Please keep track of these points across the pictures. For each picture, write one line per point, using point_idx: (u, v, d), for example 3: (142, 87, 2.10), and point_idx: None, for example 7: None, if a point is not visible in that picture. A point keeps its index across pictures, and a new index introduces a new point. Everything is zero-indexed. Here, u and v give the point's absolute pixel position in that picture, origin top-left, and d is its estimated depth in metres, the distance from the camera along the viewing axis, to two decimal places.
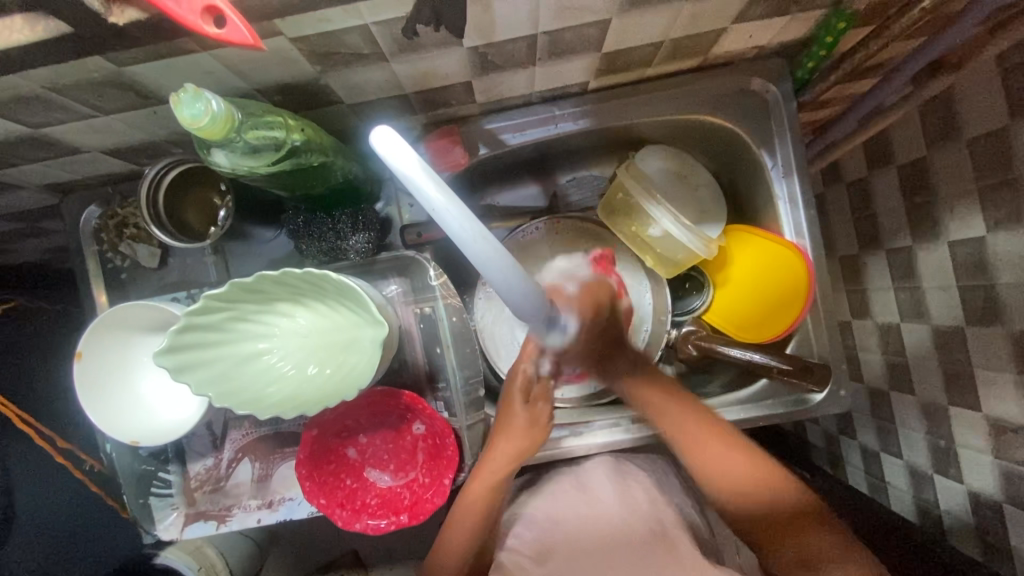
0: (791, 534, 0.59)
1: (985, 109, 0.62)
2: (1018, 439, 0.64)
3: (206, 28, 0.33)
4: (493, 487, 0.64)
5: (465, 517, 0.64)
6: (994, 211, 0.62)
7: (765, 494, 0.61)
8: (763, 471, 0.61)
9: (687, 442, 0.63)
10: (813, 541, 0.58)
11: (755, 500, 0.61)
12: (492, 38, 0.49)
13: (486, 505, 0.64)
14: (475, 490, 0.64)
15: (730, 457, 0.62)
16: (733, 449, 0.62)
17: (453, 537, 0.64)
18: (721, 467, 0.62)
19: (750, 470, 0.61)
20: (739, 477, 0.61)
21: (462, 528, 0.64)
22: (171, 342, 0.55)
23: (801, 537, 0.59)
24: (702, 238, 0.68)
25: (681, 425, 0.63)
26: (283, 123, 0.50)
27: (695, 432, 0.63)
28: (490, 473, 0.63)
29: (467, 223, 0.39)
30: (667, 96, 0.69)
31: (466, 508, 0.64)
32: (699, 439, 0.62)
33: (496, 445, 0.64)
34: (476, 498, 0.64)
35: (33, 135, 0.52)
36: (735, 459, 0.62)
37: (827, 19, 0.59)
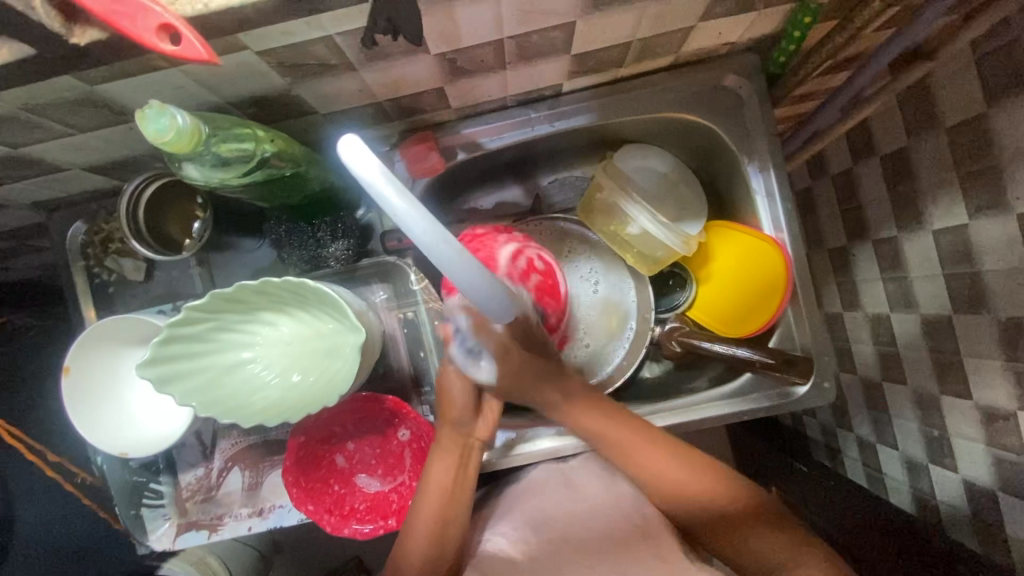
0: (736, 534, 0.58)
1: (961, 96, 0.62)
2: (1009, 427, 0.64)
3: (161, 44, 0.34)
4: (453, 465, 0.62)
5: (427, 499, 0.60)
6: (975, 198, 0.62)
7: (705, 496, 0.60)
8: (703, 474, 0.60)
9: (621, 453, 0.61)
10: (755, 541, 0.57)
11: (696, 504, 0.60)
12: (459, 43, 0.50)
13: (443, 504, 0.60)
14: (436, 468, 0.61)
15: (665, 462, 0.60)
16: (669, 455, 0.60)
17: (416, 521, 0.60)
18: (660, 476, 0.60)
19: (688, 472, 0.60)
20: (677, 479, 0.60)
21: (427, 509, 0.60)
22: (153, 353, 0.55)
23: (740, 536, 0.58)
24: (680, 235, 0.68)
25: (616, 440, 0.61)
26: (253, 135, 0.51)
27: (630, 442, 0.61)
28: (447, 449, 0.61)
29: (429, 227, 0.39)
30: (642, 95, 0.70)
31: (429, 491, 0.60)
32: (634, 450, 0.61)
33: (445, 423, 0.62)
34: (440, 478, 0.61)
35: (13, 155, 0.53)
36: (671, 465, 0.60)
37: (793, 13, 0.59)
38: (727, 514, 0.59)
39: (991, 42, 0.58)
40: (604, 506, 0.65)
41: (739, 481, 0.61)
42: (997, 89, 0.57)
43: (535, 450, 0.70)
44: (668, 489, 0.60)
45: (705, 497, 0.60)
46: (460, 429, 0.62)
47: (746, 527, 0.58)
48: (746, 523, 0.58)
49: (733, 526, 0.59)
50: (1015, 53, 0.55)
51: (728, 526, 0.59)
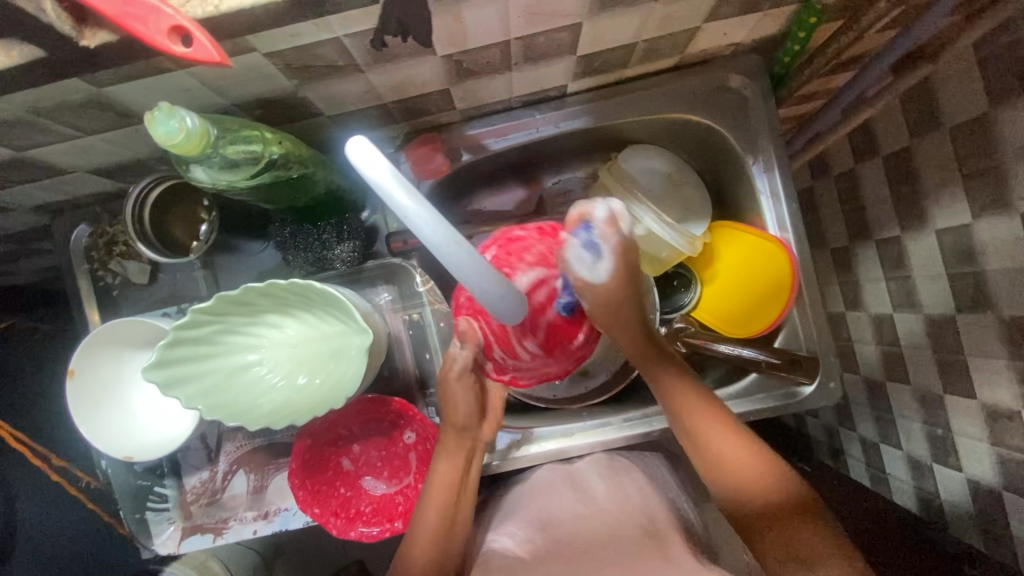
0: (790, 533, 0.57)
1: (963, 96, 0.62)
2: (1013, 426, 0.64)
3: (172, 47, 0.34)
4: (456, 467, 0.61)
5: (432, 501, 0.60)
6: (979, 198, 0.63)
7: (768, 489, 0.59)
8: (771, 470, 0.59)
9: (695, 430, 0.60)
10: (806, 539, 0.56)
11: (757, 496, 0.58)
12: (465, 45, 0.50)
13: (448, 501, 0.61)
14: (440, 469, 0.61)
15: (740, 452, 0.59)
16: (746, 445, 0.60)
17: (422, 523, 0.60)
18: (724, 458, 0.59)
19: (758, 465, 0.59)
20: (745, 471, 0.59)
21: (431, 510, 0.60)
22: (159, 356, 0.55)
23: (793, 535, 0.57)
24: (685, 236, 0.69)
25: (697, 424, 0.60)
26: (261, 137, 0.51)
27: (710, 426, 0.60)
28: (450, 450, 0.62)
29: (440, 228, 0.39)
30: (646, 95, 0.70)
31: (433, 492, 0.60)
32: (708, 429, 0.60)
33: (447, 424, 0.61)
34: (444, 475, 0.61)
35: (19, 158, 0.53)
36: (745, 456, 0.59)
37: (798, 13, 0.59)
38: (783, 511, 0.58)
39: (995, 42, 0.58)
40: (611, 507, 0.65)
41: (798, 481, 0.60)
42: (1001, 89, 0.58)
43: (542, 451, 0.69)
44: (735, 480, 0.59)
45: (767, 492, 0.59)
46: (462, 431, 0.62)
47: (800, 526, 0.57)
48: (800, 521, 0.57)
49: (787, 525, 0.57)
50: (1020, 52, 0.55)
51: (783, 523, 0.57)
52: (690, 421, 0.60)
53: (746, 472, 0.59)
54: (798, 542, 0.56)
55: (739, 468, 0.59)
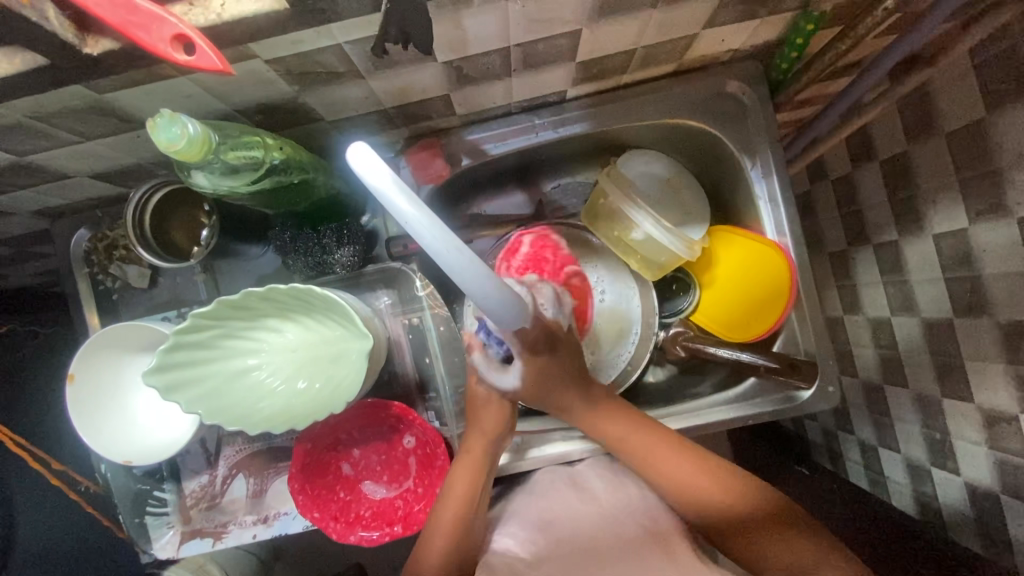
0: (754, 540, 0.58)
1: (960, 102, 0.62)
2: (1012, 429, 0.64)
3: (175, 55, 0.34)
4: (476, 473, 0.62)
5: (449, 504, 0.60)
6: (975, 203, 0.63)
7: (724, 500, 0.60)
8: (723, 481, 0.60)
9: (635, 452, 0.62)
10: (773, 545, 0.57)
11: (711, 509, 0.60)
12: (466, 51, 0.50)
13: (467, 508, 0.61)
14: (460, 474, 0.61)
15: (686, 469, 0.60)
16: (690, 461, 0.61)
17: (437, 527, 0.60)
18: (673, 475, 0.61)
19: (708, 478, 0.60)
20: (697, 485, 0.60)
21: (448, 515, 0.60)
22: (159, 360, 0.55)
23: (767, 539, 0.57)
24: (683, 239, 0.68)
25: (637, 445, 0.62)
26: (261, 142, 0.51)
27: (653, 448, 0.62)
28: (473, 455, 0.62)
29: (439, 234, 0.39)
30: (645, 100, 0.70)
31: (452, 497, 0.60)
32: (648, 447, 0.62)
33: (475, 430, 0.63)
34: (461, 481, 0.61)
35: (20, 163, 0.53)
36: (692, 473, 0.60)
37: (795, 20, 0.60)
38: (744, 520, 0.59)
39: (991, 49, 0.58)
40: (611, 511, 0.65)
41: (759, 488, 0.60)
42: (997, 95, 0.58)
43: (543, 456, 0.71)
44: (686, 496, 0.61)
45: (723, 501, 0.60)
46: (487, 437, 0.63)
47: (766, 534, 0.58)
48: (765, 527, 0.58)
49: (752, 533, 0.58)
50: (1015, 60, 0.56)
51: (744, 532, 0.59)
52: (625, 444, 0.62)
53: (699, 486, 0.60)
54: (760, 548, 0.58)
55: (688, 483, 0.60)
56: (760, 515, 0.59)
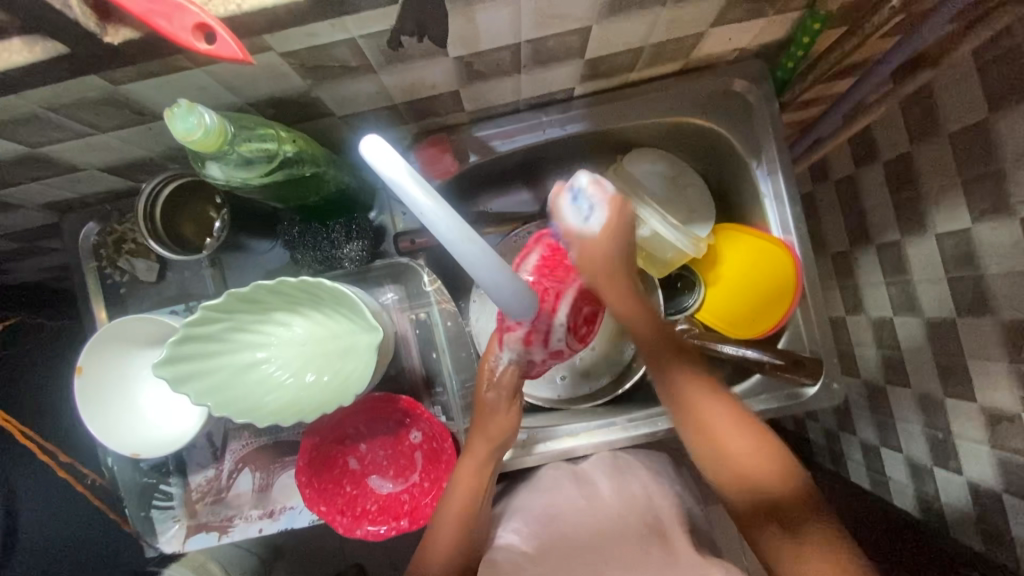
0: (796, 524, 0.57)
1: (964, 102, 0.63)
2: (1014, 428, 0.65)
3: (196, 44, 0.34)
4: (480, 477, 0.62)
5: (454, 506, 0.61)
6: (978, 202, 0.64)
7: (773, 475, 0.58)
8: (774, 455, 0.59)
9: (702, 422, 0.60)
10: (812, 528, 0.56)
11: (762, 484, 0.58)
12: (476, 47, 0.51)
13: (467, 507, 0.61)
14: (464, 477, 0.62)
15: (745, 437, 0.59)
16: (748, 429, 0.59)
17: (441, 526, 0.60)
18: (734, 452, 0.59)
19: (761, 451, 0.59)
20: (751, 458, 0.59)
21: (450, 514, 0.61)
22: (169, 353, 0.56)
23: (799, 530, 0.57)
24: (690, 237, 0.71)
25: (698, 404, 0.60)
26: (275, 135, 0.51)
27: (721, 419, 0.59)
28: (478, 459, 0.63)
29: (455, 225, 0.40)
30: (652, 99, 0.71)
31: (454, 496, 0.61)
32: (718, 420, 0.59)
33: (479, 434, 0.63)
34: (465, 482, 0.62)
35: (32, 154, 0.54)
36: (750, 443, 0.59)
37: (802, 20, 0.60)
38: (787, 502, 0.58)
39: (995, 49, 0.59)
40: (616, 505, 0.65)
41: (798, 468, 0.60)
42: (1001, 95, 0.59)
43: (548, 450, 0.70)
44: (739, 467, 0.59)
45: (772, 477, 0.58)
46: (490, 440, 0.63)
47: (805, 516, 0.57)
48: (806, 510, 0.57)
49: (790, 517, 0.57)
50: (1019, 60, 0.56)
51: (789, 516, 0.57)
52: (696, 412, 0.60)
53: (755, 467, 0.59)
54: (801, 536, 0.57)
55: (748, 463, 0.58)
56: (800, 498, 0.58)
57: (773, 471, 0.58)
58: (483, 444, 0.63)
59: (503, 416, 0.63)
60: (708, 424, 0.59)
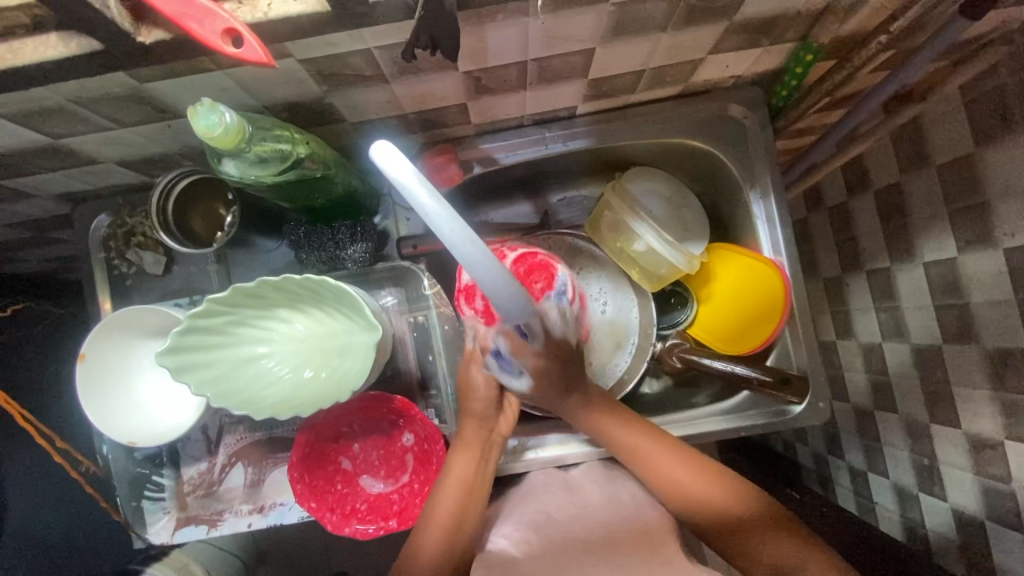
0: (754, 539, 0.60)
1: (949, 135, 0.66)
2: (997, 456, 0.66)
3: (224, 47, 0.37)
4: (470, 463, 0.64)
5: (447, 491, 0.63)
6: (963, 233, 0.66)
7: (713, 499, 0.63)
8: (707, 479, 0.63)
9: (639, 459, 0.65)
10: (761, 542, 0.60)
11: (710, 511, 0.62)
12: (486, 63, 0.53)
13: (459, 495, 0.63)
14: (457, 462, 0.63)
15: (684, 471, 0.64)
16: (683, 462, 0.64)
17: (432, 517, 0.62)
18: (672, 480, 0.64)
19: (703, 479, 0.63)
20: (695, 488, 0.63)
21: (444, 505, 0.62)
22: (173, 343, 0.57)
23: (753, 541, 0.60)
24: (684, 253, 0.71)
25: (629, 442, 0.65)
26: (290, 136, 0.53)
27: (651, 454, 0.64)
28: (467, 443, 0.64)
29: (457, 226, 0.42)
30: (651, 119, 0.73)
31: (446, 485, 0.63)
32: (649, 455, 0.64)
33: (467, 417, 0.65)
34: (457, 466, 0.63)
35: (53, 145, 0.56)
36: (690, 473, 0.63)
37: (796, 50, 0.63)
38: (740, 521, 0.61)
39: (979, 87, 0.62)
40: (606, 511, 0.66)
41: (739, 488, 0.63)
42: (985, 130, 0.61)
43: (539, 458, 0.73)
44: (683, 497, 0.64)
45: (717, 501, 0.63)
46: (481, 423, 0.65)
47: (759, 532, 0.60)
48: (752, 526, 0.61)
49: (739, 531, 0.61)
50: (1001, 98, 0.59)
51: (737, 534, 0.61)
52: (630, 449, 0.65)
53: (692, 491, 0.63)
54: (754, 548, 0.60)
55: (684, 487, 0.63)
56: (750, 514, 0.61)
57: (710, 493, 0.63)
58: (474, 426, 0.65)
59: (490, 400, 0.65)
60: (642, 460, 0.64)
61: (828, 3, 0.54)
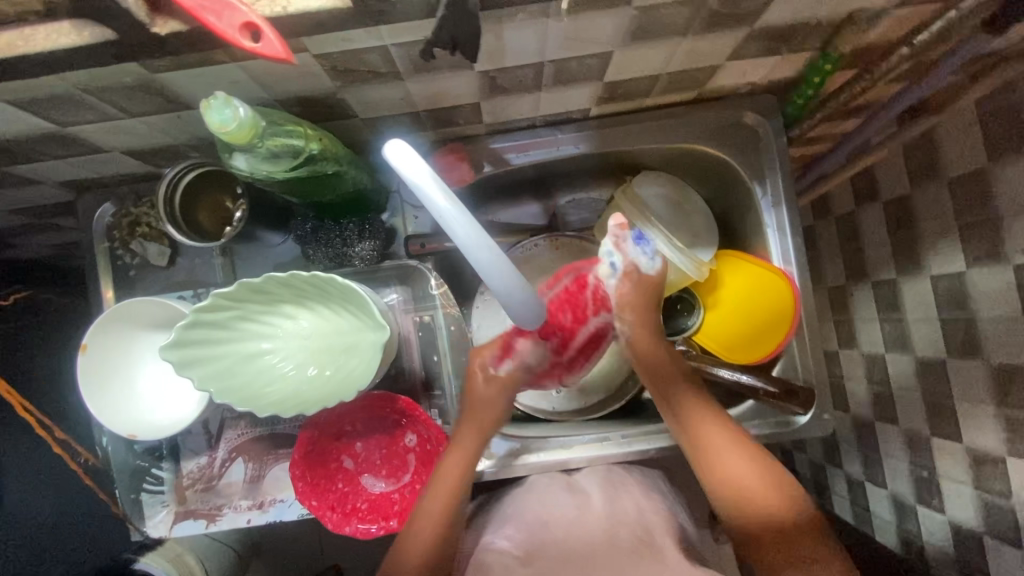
0: (798, 553, 0.56)
1: (964, 151, 0.65)
2: (998, 471, 0.66)
3: (242, 41, 0.36)
4: (465, 465, 0.63)
5: (437, 491, 0.61)
6: (973, 248, 0.65)
7: (768, 500, 0.59)
8: (768, 478, 0.60)
9: (704, 445, 0.62)
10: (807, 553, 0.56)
11: (764, 512, 0.59)
12: (502, 63, 0.52)
13: (450, 499, 0.61)
14: (449, 466, 0.62)
15: (743, 466, 0.60)
16: (746, 456, 0.61)
17: (422, 519, 0.60)
18: (731, 472, 0.60)
19: (762, 477, 0.60)
20: (751, 486, 0.60)
21: (434, 508, 0.61)
22: (178, 336, 0.56)
23: (796, 549, 0.57)
24: (693, 260, 0.72)
25: (698, 426, 0.63)
26: (303, 132, 0.53)
27: (716, 440, 0.62)
28: (462, 445, 0.63)
29: (472, 230, 0.41)
30: (665, 124, 0.73)
31: (437, 486, 0.61)
32: (714, 441, 0.62)
33: (470, 419, 0.64)
34: (450, 469, 0.62)
35: (59, 133, 0.55)
36: (750, 469, 0.60)
37: (814, 59, 0.63)
38: (782, 526, 0.58)
39: (997, 103, 0.61)
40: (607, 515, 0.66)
41: (797, 496, 0.60)
42: (1000, 146, 0.61)
43: (538, 462, 0.70)
44: (739, 492, 0.60)
45: (764, 500, 0.59)
46: (481, 425, 0.64)
47: (804, 542, 0.57)
48: (803, 533, 0.57)
49: (788, 538, 0.57)
50: (1019, 115, 0.58)
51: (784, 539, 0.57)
52: (698, 431, 0.63)
53: (749, 488, 0.60)
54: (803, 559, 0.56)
55: (743, 481, 0.60)
56: (798, 521, 0.58)
57: (765, 491, 0.59)
58: (473, 429, 0.64)
59: (495, 408, 0.65)
60: (709, 444, 0.62)
61: (851, 12, 0.54)
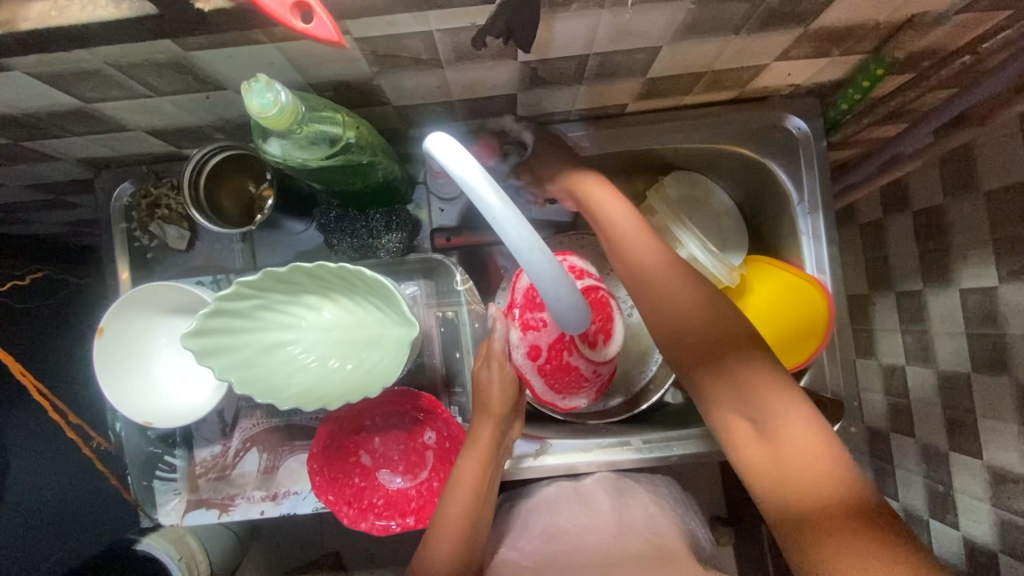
0: (834, 531, 0.46)
1: (1004, 164, 0.62)
2: (1017, 490, 0.64)
3: (293, 21, 0.34)
4: (483, 461, 0.61)
5: (458, 491, 0.60)
6: (1008, 262, 0.63)
7: (808, 462, 0.50)
8: (810, 438, 0.51)
9: (739, 392, 0.54)
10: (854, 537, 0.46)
11: (801, 477, 0.49)
12: (546, 54, 0.50)
13: (472, 501, 0.60)
14: (469, 470, 0.60)
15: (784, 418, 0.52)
16: (789, 408, 0.52)
17: (444, 525, 0.58)
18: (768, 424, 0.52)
19: (804, 435, 0.51)
20: (791, 441, 0.51)
21: (454, 514, 0.59)
22: (199, 324, 0.55)
23: (838, 530, 0.46)
24: (726, 265, 0.71)
25: (738, 374, 0.55)
26: (341, 120, 0.51)
27: (753, 388, 0.53)
28: (481, 447, 0.61)
29: (523, 231, 0.40)
30: (703, 124, 0.71)
31: (460, 490, 0.59)
32: (752, 388, 0.53)
33: (485, 416, 0.63)
34: (469, 472, 0.60)
35: (83, 109, 0.53)
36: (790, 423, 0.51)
37: (865, 62, 0.61)
38: (824, 498, 0.48)
39: None
40: (623, 523, 0.66)
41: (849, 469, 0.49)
42: None
43: (554, 464, 0.69)
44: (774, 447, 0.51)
45: (803, 461, 0.50)
46: (493, 422, 0.62)
47: (849, 521, 0.47)
48: (851, 513, 0.47)
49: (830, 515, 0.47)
50: None
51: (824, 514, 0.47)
52: (732, 379, 0.55)
53: (788, 445, 0.51)
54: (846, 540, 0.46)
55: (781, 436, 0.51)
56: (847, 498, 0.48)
57: (805, 449, 0.50)
58: (489, 428, 0.62)
59: (503, 399, 0.63)
60: (742, 388, 0.54)
61: (913, 16, 0.52)
